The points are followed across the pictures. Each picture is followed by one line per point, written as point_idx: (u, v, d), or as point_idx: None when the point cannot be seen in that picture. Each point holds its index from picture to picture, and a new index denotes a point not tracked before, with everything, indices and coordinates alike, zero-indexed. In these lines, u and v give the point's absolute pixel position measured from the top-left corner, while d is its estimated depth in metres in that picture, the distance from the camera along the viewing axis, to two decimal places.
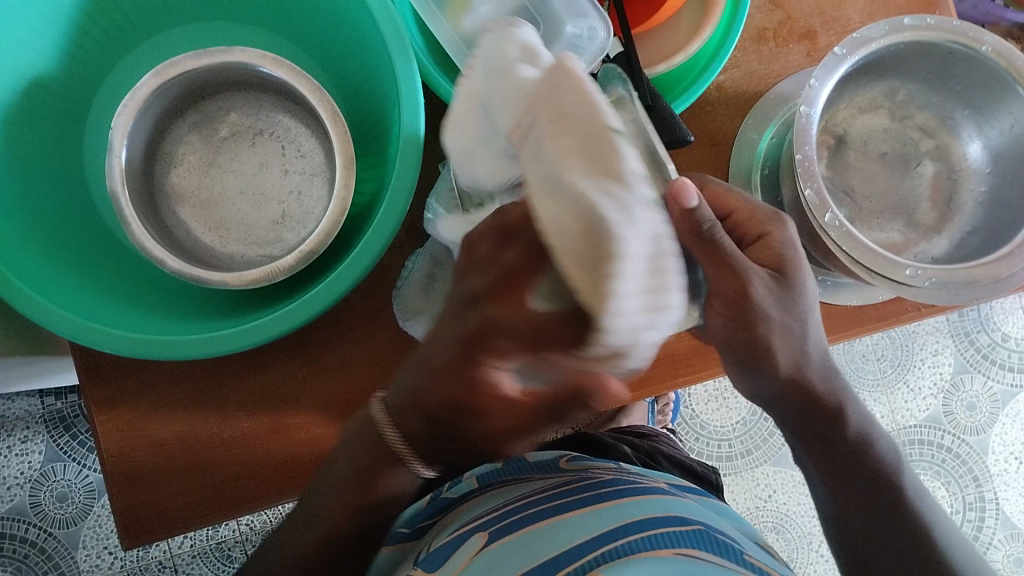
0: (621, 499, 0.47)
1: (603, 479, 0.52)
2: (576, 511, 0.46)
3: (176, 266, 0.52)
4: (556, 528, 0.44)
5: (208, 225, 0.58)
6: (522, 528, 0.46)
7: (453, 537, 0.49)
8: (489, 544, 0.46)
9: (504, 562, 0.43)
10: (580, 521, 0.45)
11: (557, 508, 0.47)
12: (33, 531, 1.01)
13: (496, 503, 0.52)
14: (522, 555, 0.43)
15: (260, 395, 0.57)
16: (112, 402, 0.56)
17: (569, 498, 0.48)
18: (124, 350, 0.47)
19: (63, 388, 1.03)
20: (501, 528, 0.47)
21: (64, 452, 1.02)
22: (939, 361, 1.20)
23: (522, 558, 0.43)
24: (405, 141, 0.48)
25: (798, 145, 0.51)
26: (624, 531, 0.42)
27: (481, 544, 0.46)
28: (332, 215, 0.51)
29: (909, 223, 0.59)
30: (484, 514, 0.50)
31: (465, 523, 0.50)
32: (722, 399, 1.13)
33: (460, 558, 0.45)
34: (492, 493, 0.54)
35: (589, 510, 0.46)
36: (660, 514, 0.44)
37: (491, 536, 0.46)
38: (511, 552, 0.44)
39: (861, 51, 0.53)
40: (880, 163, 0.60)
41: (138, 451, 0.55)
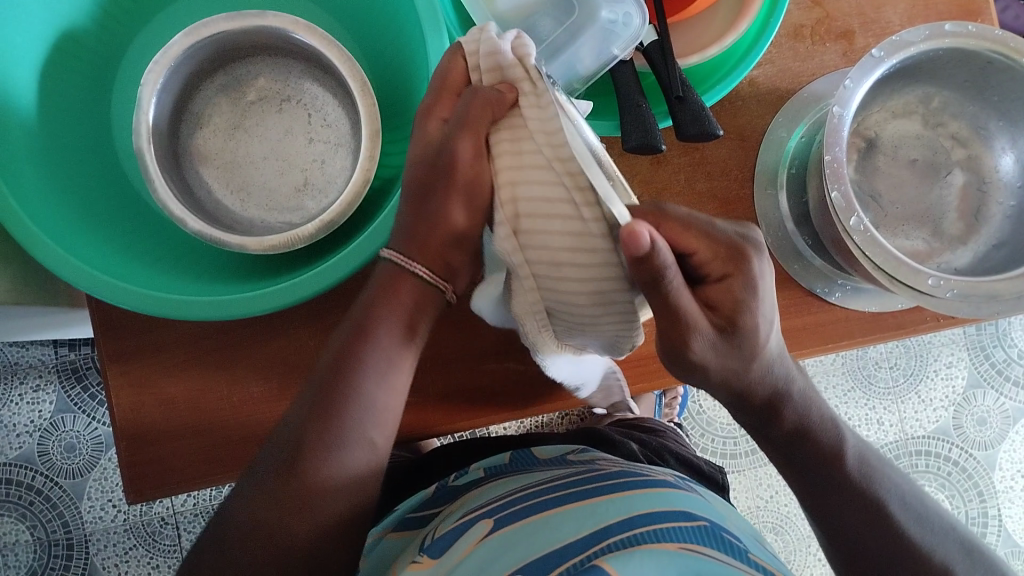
0: (627, 492, 0.47)
1: (609, 471, 0.52)
2: (580, 501, 0.46)
3: (196, 227, 0.52)
4: (561, 519, 0.44)
5: (230, 187, 0.58)
6: (526, 517, 0.46)
7: (458, 524, 0.49)
8: (492, 532, 0.46)
9: (507, 551, 0.43)
10: (585, 513, 0.45)
11: (564, 497, 0.47)
12: (40, 479, 1.02)
13: (502, 492, 0.52)
14: (525, 543, 0.43)
15: (271, 361, 0.57)
16: (125, 358, 0.56)
17: (574, 490, 0.49)
18: (141, 307, 0.47)
19: (76, 340, 1.03)
20: (506, 516, 0.47)
21: (74, 404, 1.03)
22: (953, 373, 1.19)
23: (525, 547, 0.43)
24: None
25: (828, 146, 0.51)
26: (629, 524, 0.42)
27: (485, 531, 0.46)
28: (355, 187, 0.51)
29: (935, 232, 0.58)
30: (490, 502, 0.50)
31: (471, 510, 0.50)
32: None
33: (464, 545, 0.46)
34: (500, 484, 0.54)
35: (593, 502, 0.46)
36: (665, 508, 0.44)
37: (495, 523, 0.46)
38: (514, 540, 0.44)
39: (900, 54, 0.52)
40: (909, 170, 0.59)
41: (147, 408, 0.56)
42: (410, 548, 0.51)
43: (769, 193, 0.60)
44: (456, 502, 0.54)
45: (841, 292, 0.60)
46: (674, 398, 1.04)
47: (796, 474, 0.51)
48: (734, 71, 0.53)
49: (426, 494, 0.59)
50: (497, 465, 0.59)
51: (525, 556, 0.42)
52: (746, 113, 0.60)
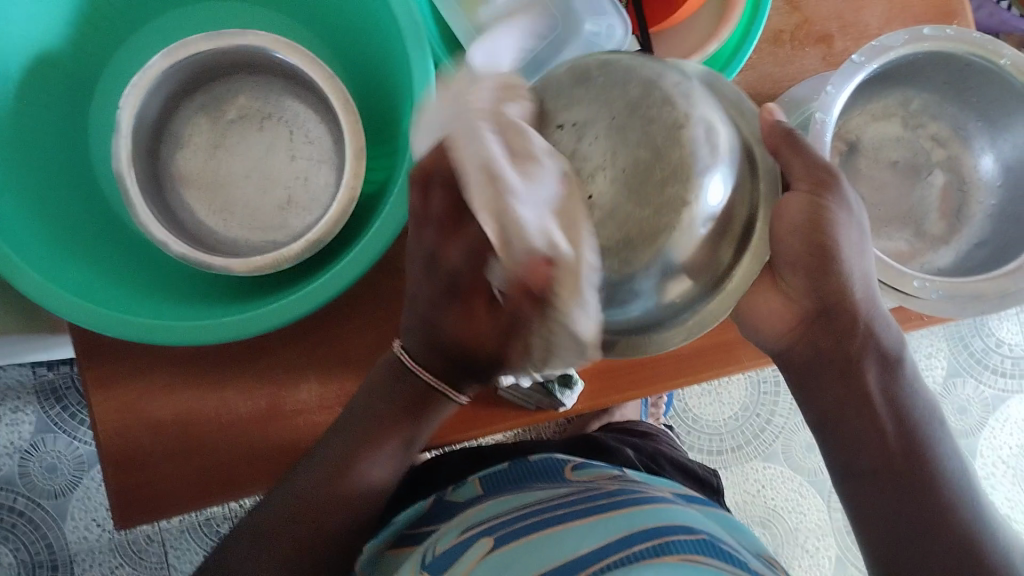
0: (625, 508, 0.48)
1: (607, 489, 0.52)
2: (580, 518, 0.47)
3: (180, 250, 0.51)
4: (561, 536, 0.45)
5: (212, 207, 0.58)
6: (528, 534, 0.46)
7: (460, 539, 0.49)
8: (494, 549, 0.46)
9: (509, 568, 0.44)
10: (586, 529, 0.45)
11: (564, 515, 0.48)
12: (21, 501, 1.01)
13: (502, 508, 0.52)
14: (526, 561, 0.44)
15: (259, 382, 0.56)
16: (110, 382, 0.55)
17: (575, 508, 0.49)
18: (125, 333, 0.47)
19: (54, 359, 1.02)
20: (507, 534, 0.47)
21: (54, 424, 1.02)
22: (933, 364, 1.20)
23: (527, 565, 0.43)
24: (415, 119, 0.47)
25: (811, 152, 0.51)
26: (630, 539, 0.42)
27: (487, 548, 0.46)
28: (341, 204, 0.51)
29: (917, 232, 0.59)
30: (491, 518, 0.51)
31: (471, 526, 0.51)
32: (715, 394, 1.13)
33: (466, 562, 0.46)
34: (495, 502, 0.54)
35: (594, 519, 0.46)
36: (666, 522, 0.45)
37: (497, 541, 0.47)
38: (514, 558, 0.44)
39: (880, 59, 0.52)
40: (890, 172, 0.60)
41: (134, 433, 0.55)
42: (410, 563, 0.51)
43: None
44: (454, 518, 0.55)
45: None
46: (660, 397, 1.04)
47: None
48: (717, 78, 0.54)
49: (424, 507, 0.60)
50: (494, 473, 0.60)
51: (528, 571, 0.42)
52: None
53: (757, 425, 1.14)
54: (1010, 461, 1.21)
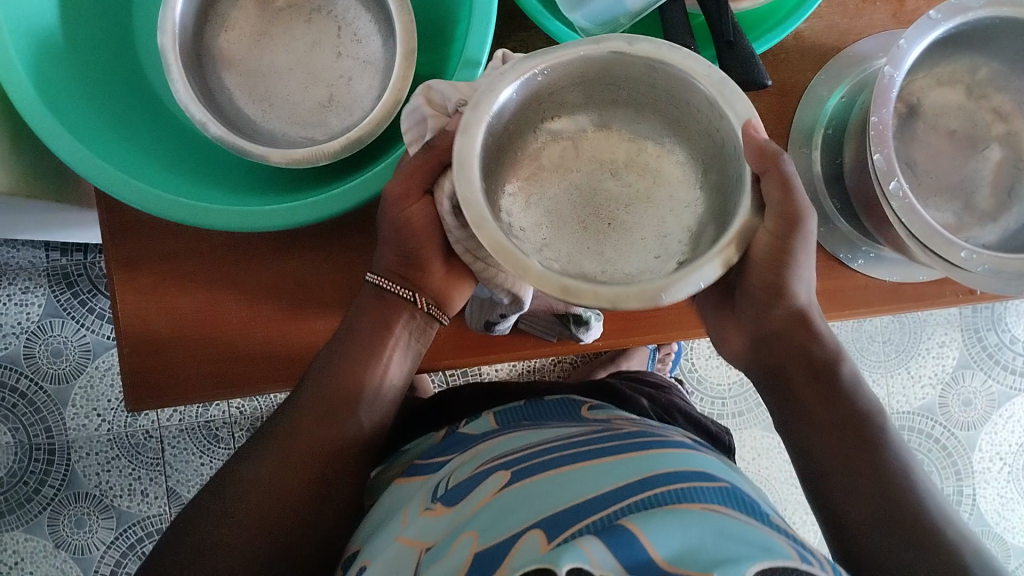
0: (647, 450, 0.47)
1: (625, 432, 0.51)
2: (600, 458, 0.46)
3: (217, 132, 0.50)
4: (581, 475, 0.44)
5: (253, 96, 0.56)
6: (543, 472, 0.46)
7: (475, 474, 0.49)
8: (509, 485, 0.45)
9: (524, 503, 0.43)
10: (604, 469, 0.44)
11: (582, 455, 0.47)
12: (24, 382, 1.01)
13: (520, 443, 0.52)
14: (542, 496, 0.43)
15: (282, 280, 0.55)
16: (131, 261, 0.55)
17: (593, 447, 0.48)
18: (161, 212, 0.46)
19: (68, 245, 1.01)
20: (523, 470, 0.47)
21: (63, 309, 1.02)
22: (944, 353, 1.19)
23: (544, 501, 0.42)
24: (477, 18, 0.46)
25: (875, 107, 0.49)
26: (652, 481, 0.41)
27: (502, 484, 0.46)
28: (387, 104, 0.50)
29: (966, 206, 0.57)
30: (509, 453, 0.50)
31: (487, 460, 0.50)
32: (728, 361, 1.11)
33: (480, 496, 0.45)
34: (509, 436, 0.53)
35: (613, 459, 0.45)
36: (685, 466, 0.44)
37: (512, 477, 0.46)
38: (529, 493, 0.44)
39: (957, 19, 0.51)
40: (947, 141, 0.58)
41: (152, 316, 0.55)
42: (422, 492, 0.51)
43: (802, 152, 0.59)
44: (468, 450, 0.54)
45: (864, 260, 0.59)
46: (670, 353, 1.04)
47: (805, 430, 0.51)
48: (785, 20, 0.52)
49: (435, 439, 0.59)
50: (509, 411, 0.60)
51: (539, 506, 0.42)
52: (787, 67, 0.59)
53: None
54: (1009, 458, 1.21)
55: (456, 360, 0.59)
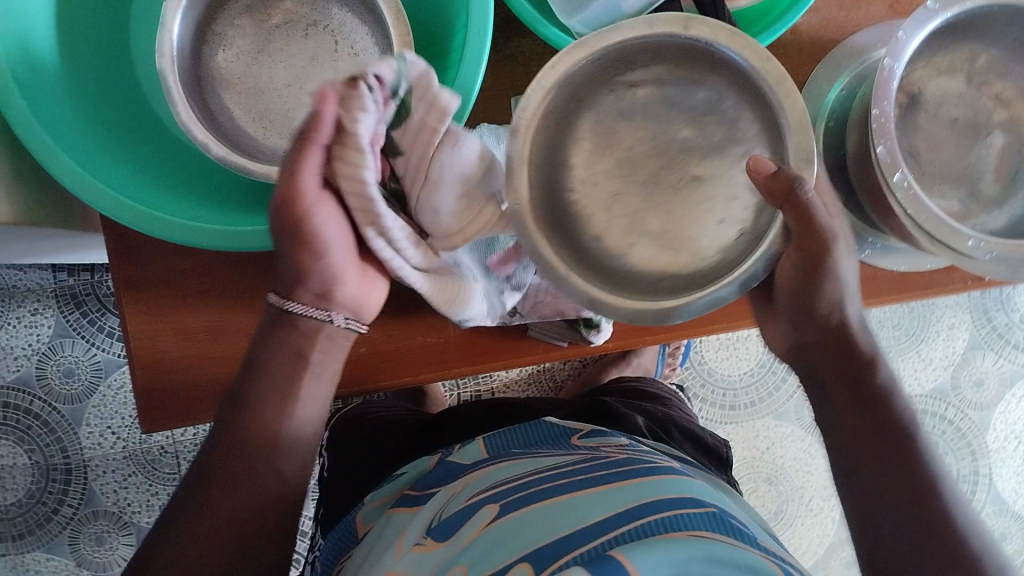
0: (635, 477, 0.47)
1: (616, 459, 0.52)
2: (587, 488, 0.47)
3: (220, 153, 0.50)
4: (568, 506, 0.45)
5: (253, 114, 0.57)
6: (532, 503, 0.46)
7: (465, 507, 0.49)
8: (497, 518, 0.46)
9: (514, 537, 0.43)
10: (593, 500, 0.45)
11: (569, 484, 0.48)
12: (38, 404, 1.02)
13: (512, 474, 0.52)
14: (531, 530, 0.43)
15: None
16: (139, 286, 0.54)
17: (581, 475, 0.49)
18: (155, 231, 0.47)
19: (74, 266, 1.01)
20: (511, 502, 0.47)
21: (73, 329, 1.02)
22: (954, 335, 1.19)
23: (532, 535, 0.43)
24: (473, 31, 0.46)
25: (877, 99, 0.49)
26: (637, 512, 0.42)
27: (491, 516, 0.46)
28: None
29: (970, 194, 0.57)
30: (498, 485, 0.51)
31: (477, 493, 0.51)
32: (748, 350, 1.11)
33: (471, 530, 0.46)
34: (501, 466, 0.55)
35: (603, 489, 0.46)
36: (673, 493, 0.45)
37: (500, 510, 0.47)
38: (518, 526, 0.44)
39: (955, 8, 0.50)
40: (949, 130, 0.57)
41: (162, 337, 0.55)
42: (413, 522, 0.51)
43: None
44: (458, 480, 0.55)
45: (871, 251, 0.59)
46: (680, 347, 1.04)
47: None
48: (781, 18, 0.52)
49: (428, 466, 0.61)
50: (498, 436, 0.61)
51: (528, 543, 0.42)
52: (785, 63, 0.60)
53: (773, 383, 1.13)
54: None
55: (457, 369, 0.59)
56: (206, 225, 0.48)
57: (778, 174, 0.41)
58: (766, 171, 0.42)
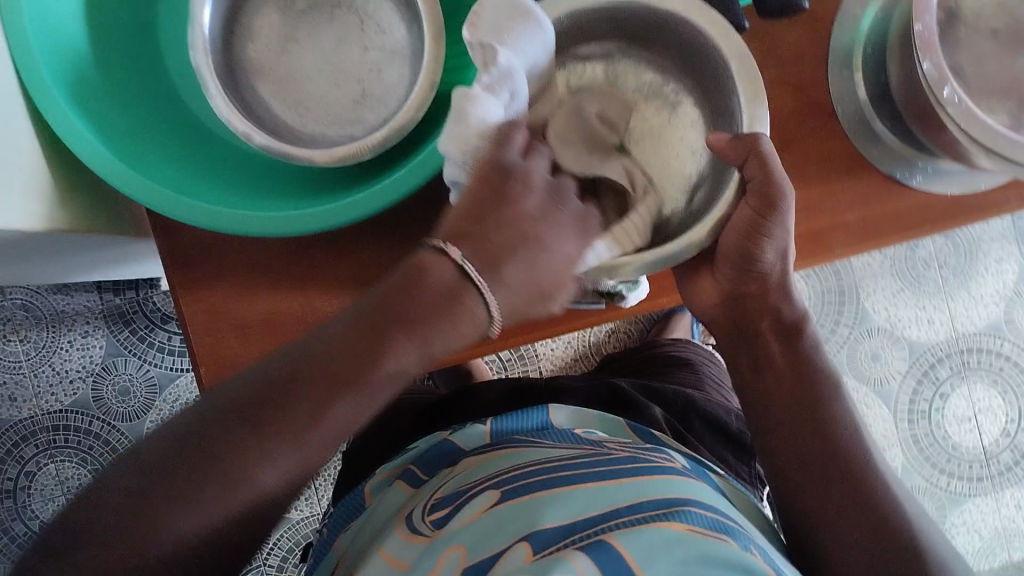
0: (640, 469, 0.47)
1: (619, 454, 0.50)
2: (588, 477, 0.46)
3: (262, 142, 0.50)
4: (566, 495, 0.45)
5: (286, 102, 0.57)
6: (532, 490, 0.46)
7: (467, 492, 0.50)
8: (498, 503, 0.46)
9: (506, 529, 0.44)
10: (593, 493, 0.45)
11: (573, 471, 0.47)
12: (96, 424, 1.03)
13: (517, 458, 0.52)
14: (527, 520, 0.44)
15: (339, 279, 0.56)
16: (196, 281, 0.56)
17: (587, 463, 0.48)
18: (216, 224, 0.48)
19: (120, 285, 1.02)
20: (512, 488, 0.47)
21: (124, 347, 1.03)
22: (1003, 269, 1.17)
23: (522, 527, 0.44)
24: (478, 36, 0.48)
25: (918, 14, 0.48)
26: (633, 508, 0.43)
27: (491, 502, 0.47)
28: (421, 89, 0.49)
29: (1022, 103, 0.54)
30: (499, 471, 0.51)
31: (479, 478, 0.51)
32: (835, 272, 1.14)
33: (469, 511, 0.47)
34: (512, 449, 0.54)
35: (606, 482, 0.46)
36: (676, 495, 0.44)
37: (501, 495, 0.47)
38: (516, 515, 0.45)
39: None
40: (993, 42, 0.56)
41: (220, 333, 0.55)
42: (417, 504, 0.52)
43: (844, 75, 0.58)
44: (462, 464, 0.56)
45: (923, 176, 0.58)
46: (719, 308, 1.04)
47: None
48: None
49: (438, 439, 0.62)
50: (507, 419, 0.60)
51: (523, 530, 0.43)
52: None
53: None
54: None
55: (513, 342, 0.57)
56: (274, 212, 0.48)
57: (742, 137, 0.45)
58: (726, 140, 0.45)
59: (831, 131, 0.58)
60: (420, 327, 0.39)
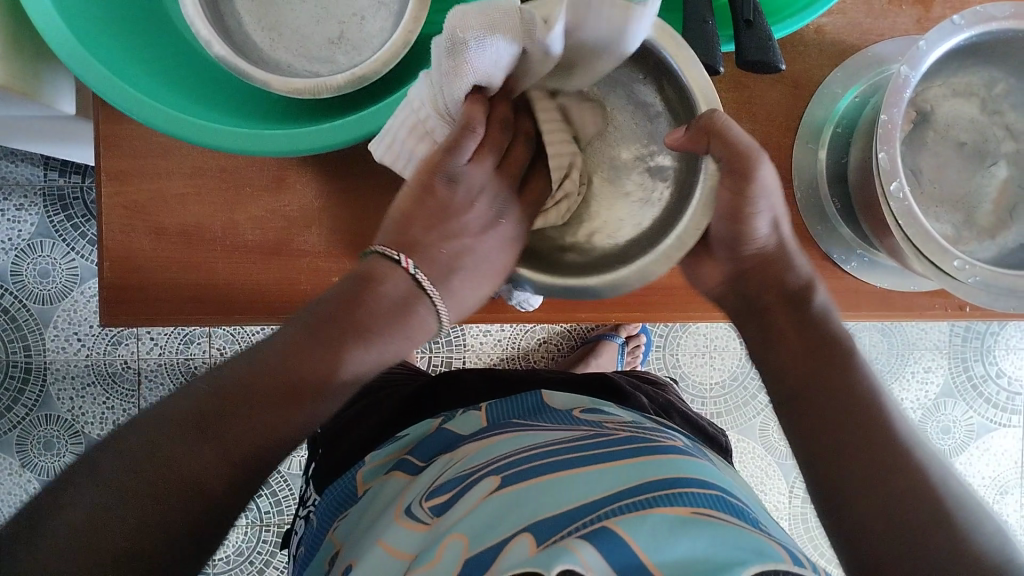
0: (641, 456, 0.46)
1: (618, 436, 0.50)
2: (592, 464, 0.45)
3: (221, 52, 0.49)
4: (571, 482, 0.43)
5: (262, 23, 0.56)
6: (534, 476, 0.45)
7: (465, 481, 0.48)
8: (499, 489, 0.45)
9: (510, 515, 0.42)
10: (595, 477, 0.43)
11: (575, 458, 0.46)
12: (8, 299, 1.01)
13: (508, 446, 0.50)
14: (533, 505, 0.42)
15: (272, 213, 0.55)
16: (124, 176, 0.54)
17: (588, 449, 0.47)
18: (200, 139, 0.47)
19: (68, 167, 1.01)
20: (513, 474, 0.46)
21: (55, 231, 1.01)
22: (928, 379, 1.19)
23: (527, 512, 0.42)
24: None
25: (887, 105, 0.49)
26: (639, 489, 0.41)
27: (492, 488, 0.45)
28: (395, 45, 0.49)
29: (966, 219, 0.56)
30: (496, 457, 0.49)
31: (474, 466, 0.49)
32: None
33: (469, 502, 0.45)
34: (510, 433, 0.53)
35: (609, 466, 0.45)
36: (676, 475, 0.43)
37: (503, 481, 0.45)
38: (518, 503, 0.43)
39: (981, 27, 0.50)
40: (955, 152, 0.57)
41: (138, 232, 0.55)
42: (418, 487, 0.51)
43: (809, 148, 0.58)
44: (455, 450, 0.54)
45: (857, 262, 0.59)
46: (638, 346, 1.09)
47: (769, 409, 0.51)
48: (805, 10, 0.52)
49: (430, 429, 0.60)
50: (498, 406, 0.60)
51: (525, 520, 0.41)
52: (805, 59, 0.58)
53: (742, 397, 1.13)
54: (982, 492, 1.21)
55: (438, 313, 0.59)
56: (222, 127, 0.47)
57: (697, 121, 0.43)
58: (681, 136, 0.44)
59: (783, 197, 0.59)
60: (376, 338, 0.46)
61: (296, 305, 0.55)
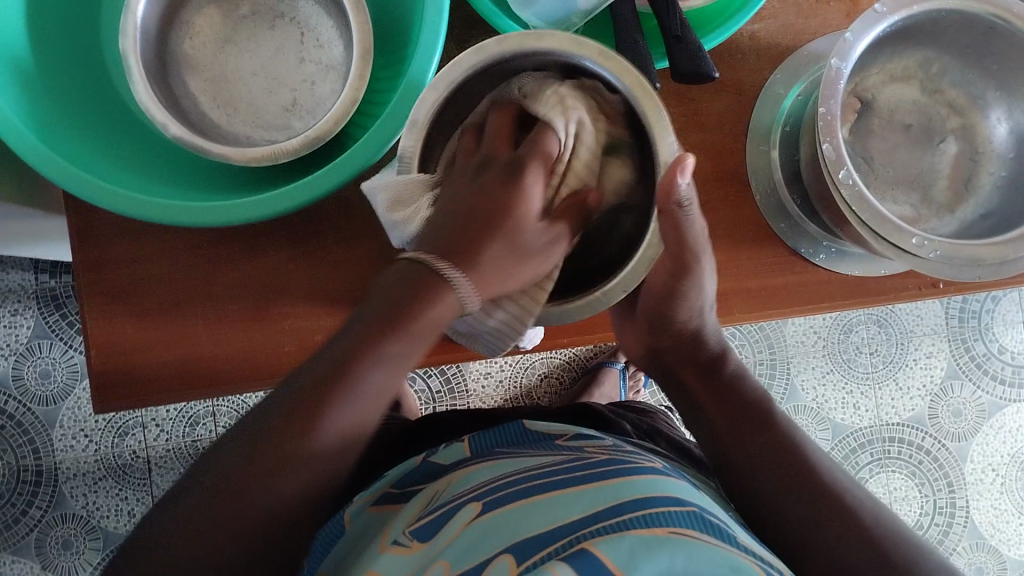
0: (620, 475, 0.47)
1: (598, 459, 0.51)
2: (570, 487, 0.46)
3: (178, 133, 0.51)
4: (550, 505, 0.44)
5: (216, 101, 0.58)
6: (515, 501, 0.46)
7: (449, 506, 0.49)
8: (482, 514, 0.46)
9: (490, 538, 0.43)
10: (574, 499, 0.44)
11: (555, 482, 0.47)
12: (12, 404, 1.02)
13: (491, 474, 0.51)
14: (512, 528, 0.43)
15: (245, 282, 0.56)
16: (99, 264, 0.56)
17: (568, 474, 0.48)
18: (160, 216, 0.48)
19: (58, 267, 1.02)
20: (495, 500, 0.47)
21: (52, 331, 1.02)
22: (931, 364, 1.19)
23: (506, 535, 0.43)
24: (407, 85, 0.48)
25: (824, 98, 0.50)
26: (618, 509, 0.42)
27: (475, 514, 0.46)
28: (343, 104, 0.51)
29: (923, 198, 0.58)
30: (480, 484, 0.50)
31: (458, 494, 0.50)
32: (768, 344, 1.16)
33: (452, 528, 0.46)
34: (492, 462, 0.54)
35: (586, 487, 0.45)
36: (653, 494, 0.43)
37: (484, 507, 0.46)
38: (499, 525, 0.44)
39: (902, 12, 0.51)
40: (903, 135, 0.59)
41: (117, 318, 0.56)
42: (402, 516, 0.52)
43: (761, 150, 0.60)
44: (442, 479, 0.55)
45: (825, 255, 0.60)
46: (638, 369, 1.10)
47: (758, 433, 0.53)
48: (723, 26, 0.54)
49: (413, 464, 0.60)
50: (481, 436, 0.61)
51: (505, 542, 0.42)
52: (745, 65, 0.60)
53: None
54: (1002, 470, 1.20)
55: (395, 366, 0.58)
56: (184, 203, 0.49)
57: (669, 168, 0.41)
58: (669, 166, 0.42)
59: (744, 201, 0.60)
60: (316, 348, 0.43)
61: (280, 368, 0.56)
